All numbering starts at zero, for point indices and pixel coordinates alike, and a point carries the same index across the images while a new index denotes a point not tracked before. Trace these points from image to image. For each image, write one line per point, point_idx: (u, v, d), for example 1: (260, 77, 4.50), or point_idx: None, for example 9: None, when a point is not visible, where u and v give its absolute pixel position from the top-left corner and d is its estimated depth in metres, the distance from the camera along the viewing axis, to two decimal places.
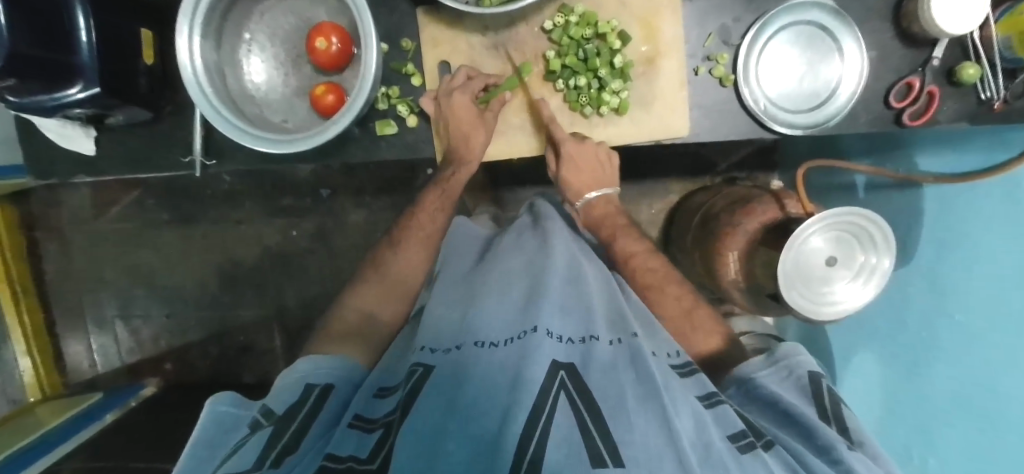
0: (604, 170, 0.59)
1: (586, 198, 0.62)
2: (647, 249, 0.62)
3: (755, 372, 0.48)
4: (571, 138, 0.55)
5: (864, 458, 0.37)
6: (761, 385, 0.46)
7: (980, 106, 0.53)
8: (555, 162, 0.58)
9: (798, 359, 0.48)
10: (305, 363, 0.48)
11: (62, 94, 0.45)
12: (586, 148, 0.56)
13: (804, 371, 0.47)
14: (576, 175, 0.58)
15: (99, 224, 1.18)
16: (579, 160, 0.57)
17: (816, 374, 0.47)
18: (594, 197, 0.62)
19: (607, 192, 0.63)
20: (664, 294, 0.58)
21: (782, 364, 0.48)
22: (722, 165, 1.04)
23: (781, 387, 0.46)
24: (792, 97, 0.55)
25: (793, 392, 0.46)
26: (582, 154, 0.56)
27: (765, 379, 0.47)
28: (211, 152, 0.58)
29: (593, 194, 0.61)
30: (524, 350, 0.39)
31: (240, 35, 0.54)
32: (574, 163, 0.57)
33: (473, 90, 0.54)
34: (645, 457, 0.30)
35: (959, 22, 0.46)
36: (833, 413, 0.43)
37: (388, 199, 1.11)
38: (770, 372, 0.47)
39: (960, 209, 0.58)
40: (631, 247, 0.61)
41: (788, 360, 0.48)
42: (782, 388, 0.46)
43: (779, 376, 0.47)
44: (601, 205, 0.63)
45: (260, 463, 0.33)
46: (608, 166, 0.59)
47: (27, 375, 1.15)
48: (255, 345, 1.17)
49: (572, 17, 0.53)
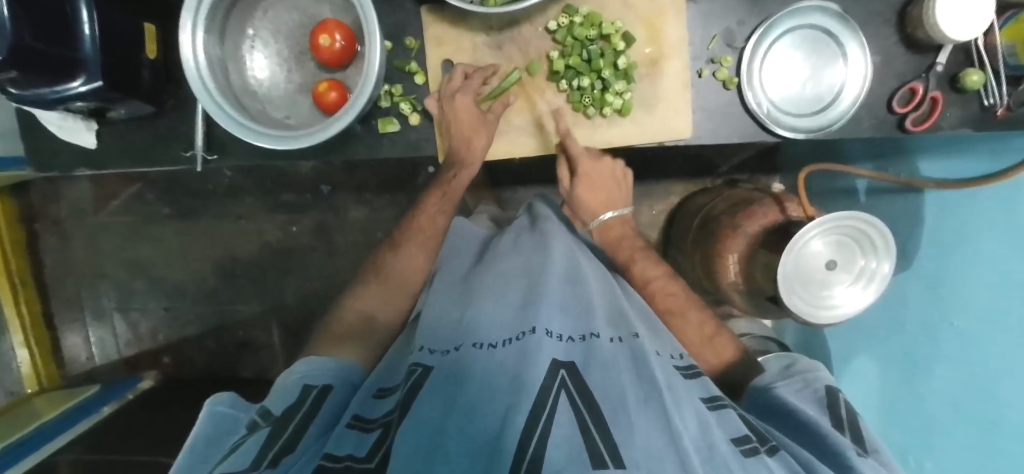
0: (617, 186, 0.63)
1: (601, 218, 0.63)
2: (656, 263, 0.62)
3: (774, 381, 0.49)
4: (588, 155, 0.58)
5: (875, 465, 0.37)
6: (777, 392, 0.47)
7: (983, 112, 0.53)
8: (570, 179, 0.61)
9: (817, 374, 0.50)
10: (303, 365, 0.49)
11: (64, 87, 0.45)
12: (601, 164, 0.60)
13: (822, 385, 0.49)
14: (592, 191, 0.62)
15: (99, 217, 1.18)
16: (594, 176, 0.60)
17: (834, 388, 0.49)
18: (611, 217, 0.63)
19: (623, 212, 0.64)
20: (684, 318, 0.57)
21: (800, 376, 0.50)
22: (724, 167, 1.04)
23: (797, 396, 0.47)
24: (795, 101, 0.55)
25: (809, 401, 0.47)
26: (597, 170, 0.60)
27: (783, 388, 0.48)
28: (213, 147, 0.58)
29: (608, 214, 0.63)
30: (523, 351, 0.39)
31: (243, 30, 0.54)
32: (590, 179, 0.60)
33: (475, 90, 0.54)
34: (645, 458, 0.30)
35: (964, 28, 0.46)
36: (846, 422, 0.43)
37: (388, 197, 1.11)
38: (788, 383, 0.49)
39: (961, 216, 0.58)
40: (648, 271, 0.61)
41: (807, 374, 0.50)
42: (799, 397, 0.47)
43: (796, 387, 0.49)
44: (617, 225, 0.64)
45: (258, 463, 0.34)
46: (620, 182, 0.63)
47: (24, 367, 1.14)
48: (254, 341, 1.17)
49: (577, 18, 0.53)
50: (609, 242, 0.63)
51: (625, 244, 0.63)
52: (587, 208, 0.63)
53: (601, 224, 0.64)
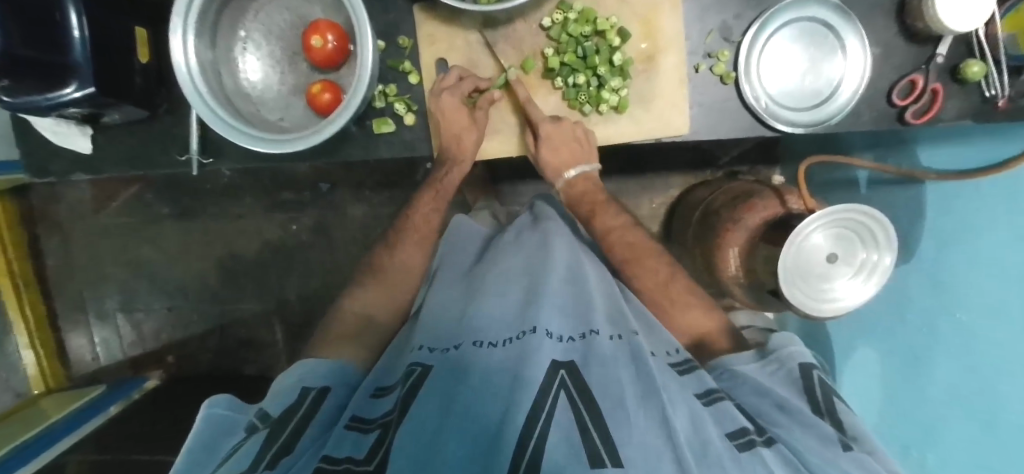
0: (585, 147, 0.57)
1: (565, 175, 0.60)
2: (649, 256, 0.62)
3: (744, 365, 0.47)
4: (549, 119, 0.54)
5: (861, 456, 0.37)
6: (745, 376, 0.46)
7: (984, 104, 0.52)
8: (533, 143, 0.57)
9: (789, 351, 0.47)
10: (300, 369, 0.49)
11: (58, 93, 0.45)
12: (564, 128, 0.54)
13: (795, 364, 0.46)
14: (556, 154, 0.57)
15: (100, 218, 1.19)
16: (557, 141, 0.55)
17: (807, 366, 0.46)
18: (574, 174, 0.60)
19: (587, 169, 0.60)
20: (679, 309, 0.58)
21: (771, 357, 0.47)
22: (724, 158, 1.04)
23: (766, 378, 0.46)
24: (794, 95, 0.54)
25: (784, 385, 0.45)
26: (560, 134, 0.54)
27: (751, 372, 0.47)
28: (209, 150, 0.57)
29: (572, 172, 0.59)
30: (524, 351, 0.39)
31: (234, 32, 0.54)
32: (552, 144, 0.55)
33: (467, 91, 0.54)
34: (642, 456, 0.30)
35: (964, 20, 0.45)
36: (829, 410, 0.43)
37: (387, 194, 1.11)
38: (756, 366, 0.47)
39: (962, 207, 0.58)
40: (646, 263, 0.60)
41: (778, 353, 0.48)
42: (773, 381, 0.45)
43: (768, 369, 0.46)
44: (581, 181, 0.62)
45: (255, 465, 0.34)
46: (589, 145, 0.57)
47: (30, 369, 1.14)
48: (257, 339, 1.18)
49: (571, 14, 0.52)
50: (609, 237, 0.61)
51: (618, 229, 0.61)
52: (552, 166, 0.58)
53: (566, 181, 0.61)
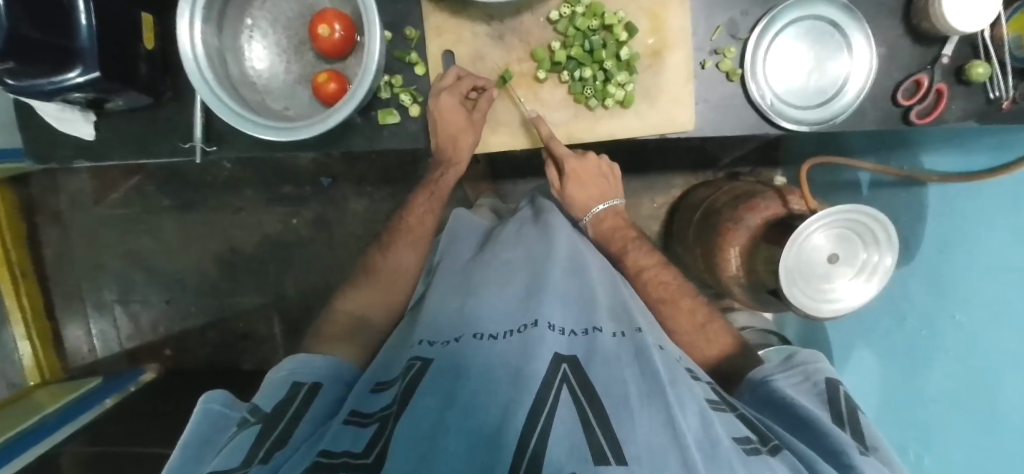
0: (607, 180, 0.64)
1: (592, 211, 0.64)
2: (650, 254, 0.63)
3: (772, 374, 0.50)
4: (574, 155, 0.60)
5: (877, 463, 0.38)
6: (775, 386, 0.48)
7: (988, 105, 0.53)
8: (559, 179, 0.62)
9: (817, 365, 0.50)
10: (293, 362, 0.49)
11: (62, 77, 0.45)
12: (588, 161, 0.62)
13: (822, 378, 0.49)
14: (582, 187, 0.63)
15: (98, 210, 1.18)
16: (582, 173, 0.62)
17: (834, 380, 0.49)
18: (603, 209, 0.64)
19: (615, 203, 0.65)
20: (679, 308, 0.59)
21: (800, 368, 0.50)
22: (725, 159, 1.04)
23: (796, 389, 0.48)
24: (800, 93, 0.54)
25: (809, 395, 0.47)
26: (584, 167, 0.62)
27: (781, 381, 0.48)
28: (213, 139, 0.57)
29: (601, 206, 0.64)
30: (525, 343, 0.39)
31: (241, 20, 0.54)
32: (578, 176, 0.62)
33: (461, 93, 0.54)
34: (647, 454, 0.30)
35: (970, 21, 0.46)
36: (850, 419, 0.44)
37: (388, 189, 1.11)
38: (788, 376, 0.49)
39: (962, 211, 0.58)
40: (641, 261, 0.62)
41: (806, 365, 0.50)
42: (798, 391, 0.48)
43: (796, 380, 0.49)
44: (609, 217, 0.65)
45: (248, 460, 0.35)
46: (610, 178, 0.65)
47: (26, 359, 1.13)
48: (255, 333, 1.18)
49: (578, 8, 0.53)
50: (606, 233, 0.64)
51: (624, 236, 0.64)
52: (579, 201, 0.64)
53: (594, 217, 0.64)
